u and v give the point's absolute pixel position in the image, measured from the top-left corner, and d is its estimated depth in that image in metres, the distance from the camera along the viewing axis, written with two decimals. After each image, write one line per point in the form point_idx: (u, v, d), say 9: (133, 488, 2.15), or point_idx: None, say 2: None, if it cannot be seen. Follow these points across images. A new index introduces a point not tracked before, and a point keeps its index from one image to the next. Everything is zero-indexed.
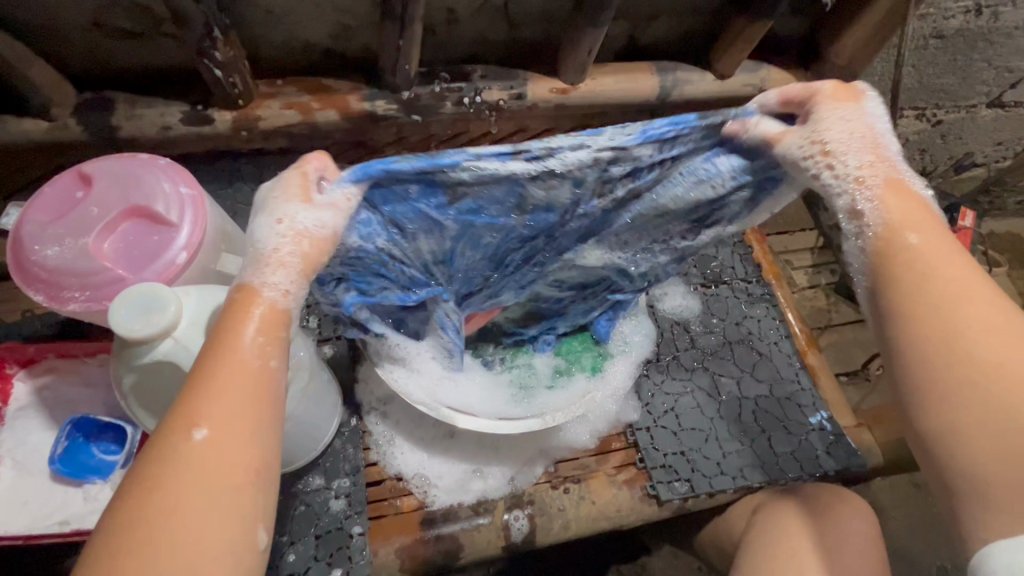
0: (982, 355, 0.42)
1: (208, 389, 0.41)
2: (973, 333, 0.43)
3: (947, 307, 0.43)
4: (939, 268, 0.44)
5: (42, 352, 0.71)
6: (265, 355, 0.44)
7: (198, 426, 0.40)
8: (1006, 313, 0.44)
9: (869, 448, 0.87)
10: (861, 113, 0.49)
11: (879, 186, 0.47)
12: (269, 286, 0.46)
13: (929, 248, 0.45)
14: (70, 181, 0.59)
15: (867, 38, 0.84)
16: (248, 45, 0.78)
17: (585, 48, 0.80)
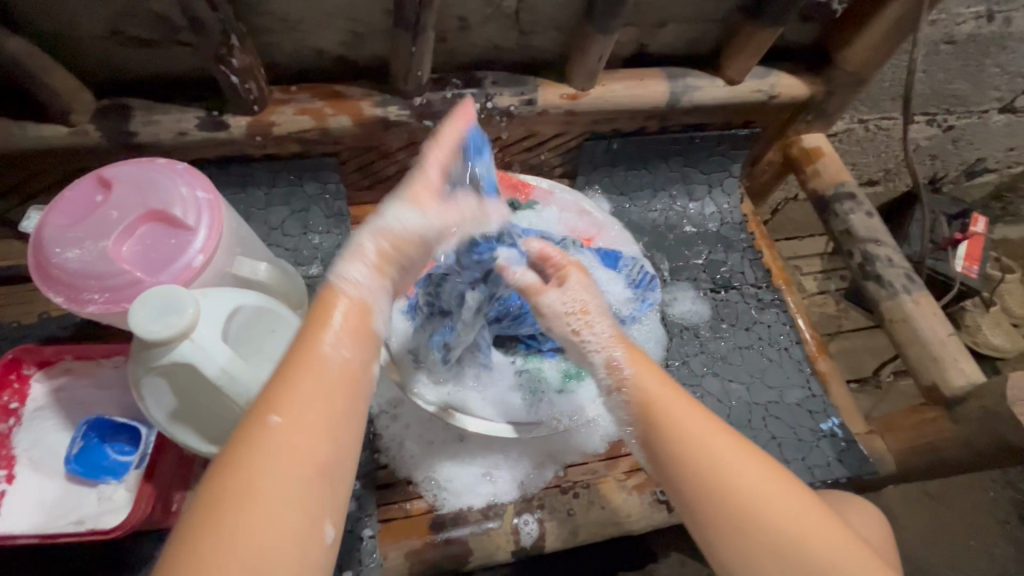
0: (742, 492, 0.49)
1: (298, 386, 0.43)
2: (728, 469, 0.50)
3: (719, 464, 0.50)
4: (690, 428, 0.53)
5: (60, 353, 0.72)
6: (340, 346, 0.46)
7: (277, 411, 0.42)
8: (768, 479, 0.50)
9: (880, 456, 0.86)
10: (581, 288, 0.65)
11: (619, 347, 0.61)
12: (346, 282, 0.51)
13: (671, 403, 0.54)
14: (90, 185, 0.61)
15: (878, 44, 0.84)
16: (263, 53, 0.80)
17: (595, 54, 0.80)
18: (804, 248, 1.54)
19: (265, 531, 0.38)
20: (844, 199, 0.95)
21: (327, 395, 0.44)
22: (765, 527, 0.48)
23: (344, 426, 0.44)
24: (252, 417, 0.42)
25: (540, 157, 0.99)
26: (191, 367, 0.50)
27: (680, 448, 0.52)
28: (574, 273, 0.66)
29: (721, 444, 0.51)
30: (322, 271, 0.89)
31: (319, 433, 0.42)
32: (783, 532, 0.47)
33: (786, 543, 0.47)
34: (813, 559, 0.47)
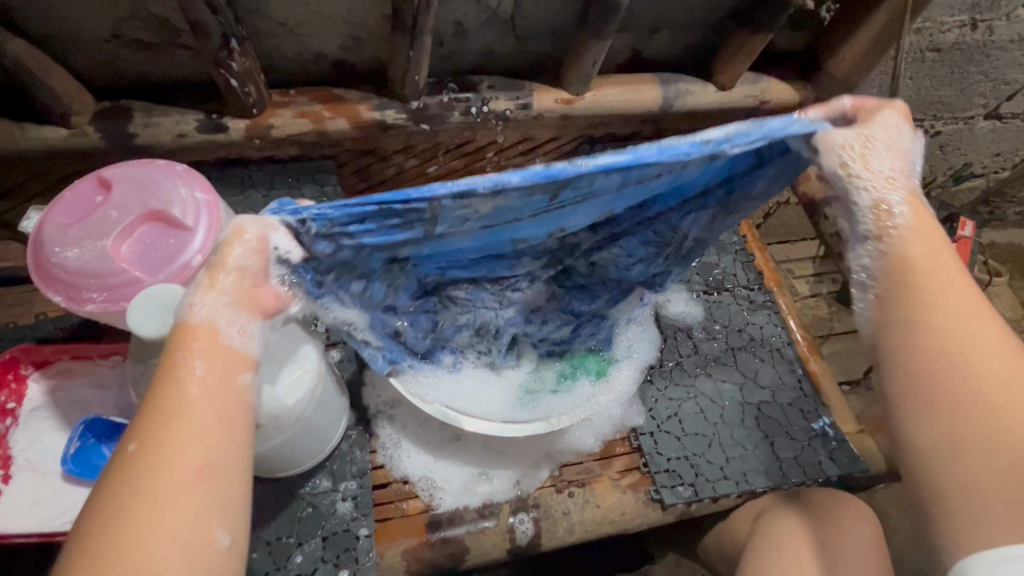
0: (985, 378, 0.46)
1: (152, 408, 0.43)
2: (941, 320, 0.47)
3: (952, 331, 0.47)
4: (953, 288, 0.48)
5: (57, 354, 0.74)
6: (200, 364, 0.44)
7: (135, 440, 0.42)
8: (1011, 356, 0.47)
9: (871, 455, 0.88)
10: (904, 135, 0.52)
11: (903, 192, 0.51)
12: (195, 307, 0.45)
13: (938, 268, 0.49)
14: (90, 186, 0.61)
15: (866, 51, 0.86)
16: (262, 56, 0.81)
17: (590, 60, 0.82)
18: (796, 251, 1.56)
19: (150, 548, 0.38)
20: None
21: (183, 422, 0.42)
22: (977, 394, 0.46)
23: (201, 441, 0.42)
24: (120, 448, 0.42)
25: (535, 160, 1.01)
26: None
27: (930, 313, 0.48)
28: (900, 117, 0.52)
29: (965, 317, 0.47)
30: None
31: (174, 450, 0.41)
32: (995, 402, 0.45)
33: (990, 415, 0.45)
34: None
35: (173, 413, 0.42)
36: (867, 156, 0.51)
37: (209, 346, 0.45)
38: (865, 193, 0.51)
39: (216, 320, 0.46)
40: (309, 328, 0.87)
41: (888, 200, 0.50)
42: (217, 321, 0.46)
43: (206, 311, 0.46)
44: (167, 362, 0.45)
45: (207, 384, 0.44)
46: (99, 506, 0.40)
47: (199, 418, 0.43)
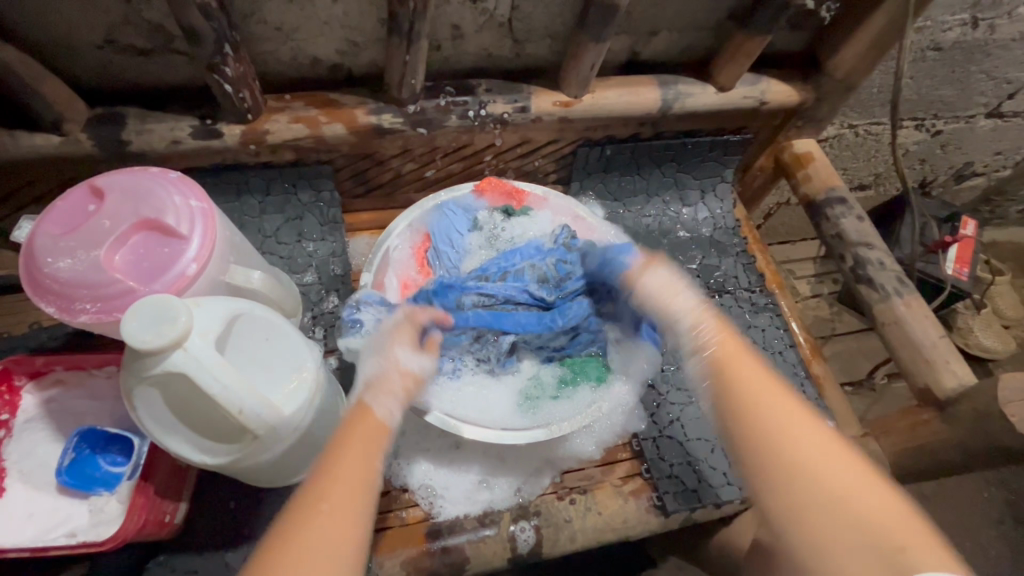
0: (830, 473, 0.46)
1: (331, 468, 0.50)
2: (772, 411, 0.51)
3: (775, 438, 0.49)
4: (759, 398, 0.52)
5: (50, 364, 0.71)
6: (370, 438, 0.54)
7: (330, 499, 0.47)
8: (855, 463, 0.47)
9: (877, 459, 0.86)
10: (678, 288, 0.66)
11: (714, 346, 0.58)
12: (382, 407, 0.58)
13: (752, 383, 0.54)
14: (82, 196, 0.60)
15: (866, 51, 0.86)
16: (257, 61, 0.80)
17: (588, 62, 0.81)
18: (797, 252, 1.55)
19: None
20: (836, 204, 0.96)
21: (350, 472, 0.50)
22: (818, 479, 0.46)
23: (360, 507, 0.48)
24: (307, 496, 0.48)
25: (534, 163, 1.00)
26: (184, 378, 0.50)
27: (756, 420, 0.51)
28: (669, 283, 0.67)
29: (793, 419, 0.50)
30: (317, 278, 0.90)
31: (347, 511, 0.47)
32: (856, 509, 0.44)
33: (838, 513, 0.44)
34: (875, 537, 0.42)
35: (343, 482, 0.49)
36: (671, 313, 0.64)
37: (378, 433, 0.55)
38: (688, 335, 0.61)
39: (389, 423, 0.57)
40: (306, 335, 0.86)
41: (709, 344, 0.59)
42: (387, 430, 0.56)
43: (385, 413, 0.57)
44: (347, 434, 0.54)
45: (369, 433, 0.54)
46: (276, 546, 0.45)
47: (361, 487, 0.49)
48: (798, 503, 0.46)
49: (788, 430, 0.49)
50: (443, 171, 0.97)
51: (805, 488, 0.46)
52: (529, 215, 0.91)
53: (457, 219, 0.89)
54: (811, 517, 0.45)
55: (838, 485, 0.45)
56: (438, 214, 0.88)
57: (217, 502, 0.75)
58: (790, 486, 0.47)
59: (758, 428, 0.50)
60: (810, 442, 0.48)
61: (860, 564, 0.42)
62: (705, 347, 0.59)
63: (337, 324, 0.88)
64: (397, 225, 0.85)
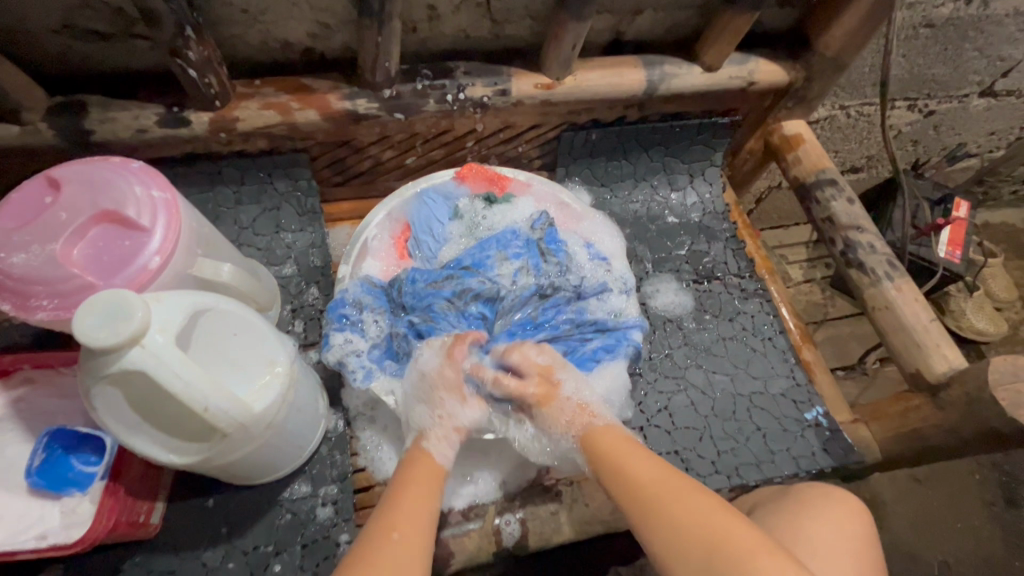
0: (676, 514, 0.54)
1: (401, 504, 0.57)
2: (637, 471, 0.60)
3: (645, 498, 0.57)
4: (628, 466, 0.61)
5: (17, 363, 0.69)
6: (438, 493, 0.61)
7: (399, 529, 0.54)
8: (695, 492, 0.56)
9: (868, 445, 0.85)
10: (564, 394, 0.70)
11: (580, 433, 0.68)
12: (442, 454, 0.66)
13: (620, 455, 0.63)
14: (39, 187, 0.58)
15: (857, 28, 0.83)
16: (224, 45, 0.77)
17: (569, 43, 0.78)
18: (789, 236, 1.53)
19: None
20: (825, 186, 0.94)
21: (412, 515, 0.56)
22: (671, 522, 0.54)
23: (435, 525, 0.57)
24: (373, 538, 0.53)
25: (517, 149, 0.97)
26: (143, 376, 0.48)
27: (626, 482, 0.60)
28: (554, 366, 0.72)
29: (644, 464, 0.61)
30: (296, 270, 0.87)
31: (421, 544, 0.54)
32: (703, 533, 0.52)
33: (700, 544, 0.51)
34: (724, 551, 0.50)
35: (416, 501, 0.58)
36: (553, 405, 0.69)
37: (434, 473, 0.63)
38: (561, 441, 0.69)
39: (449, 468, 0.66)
40: (285, 329, 0.84)
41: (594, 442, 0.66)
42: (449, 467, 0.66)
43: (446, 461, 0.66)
44: (414, 478, 0.61)
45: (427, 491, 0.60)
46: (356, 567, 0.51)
47: (424, 510, 0.57)
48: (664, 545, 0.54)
49: (640, 490, 0.58)
50: (424, 158, 0.94)
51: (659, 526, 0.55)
52: (512, 203, 0.88)
53: (438, 208, 0.86)
54: (666, 540, 0.54)
55: (676, 521, 0.54)
56: (418, 203, 0.86)
57: (195, 501, 0.73)
58: (642, 523, 0.56)
59: (622, 485, 0.60)
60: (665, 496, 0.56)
61: (692, 559, 0.51)
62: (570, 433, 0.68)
63: (317, 316, 0.86)
64: (374, 216, 0.83)
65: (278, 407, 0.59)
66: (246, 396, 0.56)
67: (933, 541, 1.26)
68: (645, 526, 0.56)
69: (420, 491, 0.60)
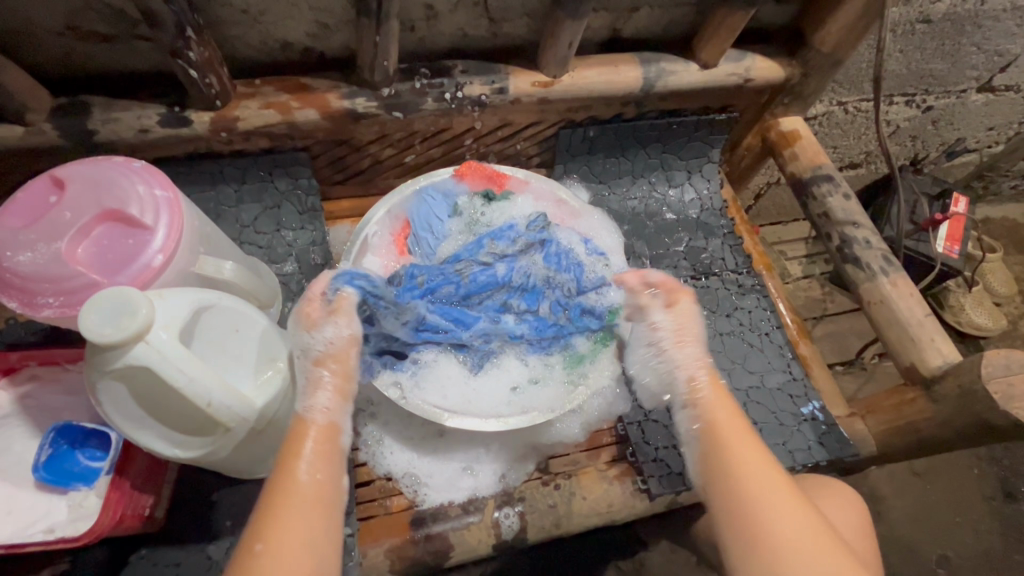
0: (777, 527, 0.54)
1: (274, 511, 0.52)
2: (757, 472, 0.57)
3: (751, 500, 0.56)
4: (739, 465, 0.58)
5: (23, 360, 0.70)
6: (312, 471, 0.55)
7: (262, 539, 0.51)
8: (805, 512, 0.55)
9: (862, 438, 0.86)
10: (689, 314, 0.69)
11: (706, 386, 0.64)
12: (316, 411, 0.59)
13: (737, 449, 0.59)
14: (44, 187, 0.59)
15: (853, 24, 0.83)
16: (224, 46, 0.77)
17: (565, 41, 0.79)
18: (788, 232, 1.54)
19: None
20: (822, 181, 0.94)
21: (299, 514, 0.52)
22: (783, 537, 0.53)
23: (326, 517, 0.53)
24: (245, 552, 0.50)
25: (515, 147, 0.98)
26: (148, 371, 0.49)
27: (738, 479, 0.57)
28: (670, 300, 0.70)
29: (761, 468, 0.58)
30: (296, 268, 0.88)
31: (304, 547, 0.51)
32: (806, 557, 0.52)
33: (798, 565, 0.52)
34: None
35: (297, 500, 0.53)
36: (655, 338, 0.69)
37: (318, 447, 0.57)
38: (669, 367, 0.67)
39: (335, 422, 0.59)
40: (286, 326, 0.85)
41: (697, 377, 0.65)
42: (332, 427, 0.59)
43: (324, 415, 0.59)
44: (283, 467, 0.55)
45: (317, 477, 0.55)
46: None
47: (305, 505, 0.53)
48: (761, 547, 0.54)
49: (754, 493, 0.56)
50: (423, 156, 0.95)
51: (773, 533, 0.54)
52: (511, 200, 0.89)
53: (437, 205, 0.87)
54: (762, 543, 0.54)
55: (784, 539, 0.53)
56: (417, 200, 0.87)
57: (199, 494, 0.75)
58: (739, 521, 0.56)
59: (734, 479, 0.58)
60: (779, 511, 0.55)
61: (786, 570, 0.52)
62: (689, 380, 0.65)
63: None
64: (375, 212, 0.84)
65: (279, 401, 0.60)
66: (248, 391, 0.57)
67: (931, 535, 1.27)
68: (743, 525, 0.55)
69: (298, 482, 0.54)
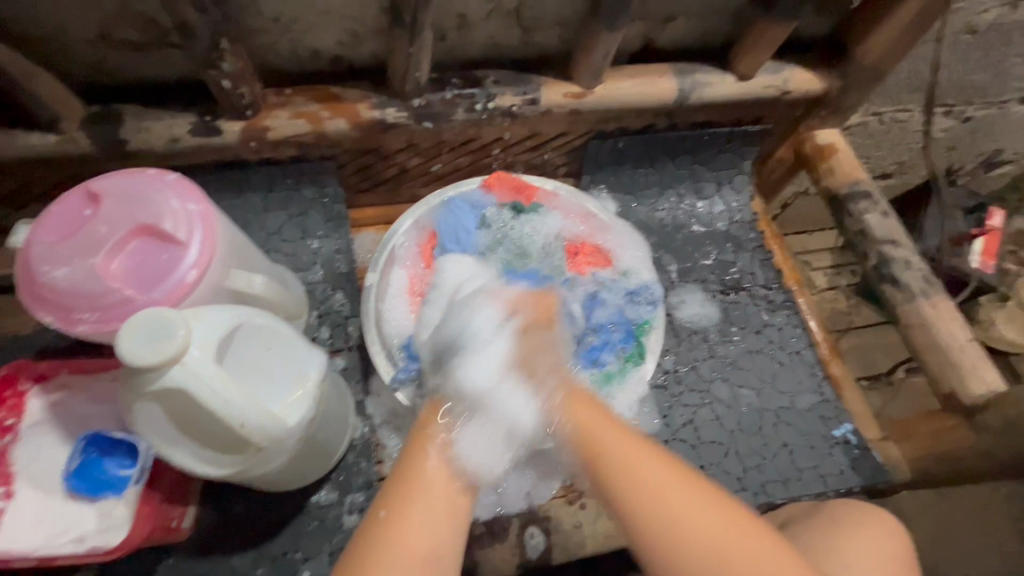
0: (656, 499, 0.54)
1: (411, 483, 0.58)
2: (653, 494, 0.54)
3: (616, 463, 0.57)
4: (601, 436, 0.60)
5: (55, 368, 0.70)
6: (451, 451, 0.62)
7: (384, 508, 0.56)
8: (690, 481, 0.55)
9: (896, 464, 0.85)
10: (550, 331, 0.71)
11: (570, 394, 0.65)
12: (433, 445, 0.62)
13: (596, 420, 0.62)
14: (79, 200, 0.58)
15: (899, 37, 0.81)
16: (255, 54, 0.77)
17: (601, 53, 0.77)
18: (814, 242, 1.51)
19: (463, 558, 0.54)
20: (859, 198, 0.91)
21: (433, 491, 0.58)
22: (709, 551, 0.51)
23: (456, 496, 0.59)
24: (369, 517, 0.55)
25: (544, 156, 0.97)
26: (183, 394, 0.49)
27: (611, 472, 0.57)
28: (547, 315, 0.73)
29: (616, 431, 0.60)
30: (323, 276, 0.88)
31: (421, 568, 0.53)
32: (659, 512, 0.54)
33: (648, 521, 0.54)
34: (644, 512, 0.54)
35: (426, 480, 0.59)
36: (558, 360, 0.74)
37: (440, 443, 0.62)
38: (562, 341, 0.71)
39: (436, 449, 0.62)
40: (312, 335, 0.84)
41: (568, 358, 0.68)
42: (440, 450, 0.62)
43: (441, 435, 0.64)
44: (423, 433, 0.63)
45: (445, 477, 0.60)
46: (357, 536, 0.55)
47: (441, 501, 0.58)
48: (660, 538, 0.53)
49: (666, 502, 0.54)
50: (449, 165, 0.94)
51: (627, 495, 0.55)
52: (540, 213, 0.88)
53: (465, 216, 0.85)
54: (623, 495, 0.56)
55: (658, 501, 0.54)
56: (444, 211, 0.86)
57: (225, 506, 0.74)
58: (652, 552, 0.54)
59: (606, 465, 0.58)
60: (649, 475, 0.55)
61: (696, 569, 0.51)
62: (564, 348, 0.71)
63: (343, 323, 0.86)
64: (401, 224, 0.84)
65: (310, 418, 0.59)
66: (280, 410, 0.57)
67: (952, 554, 1.24)
68: (639, 522, 0.54)
69: (429, 472, 0.59)
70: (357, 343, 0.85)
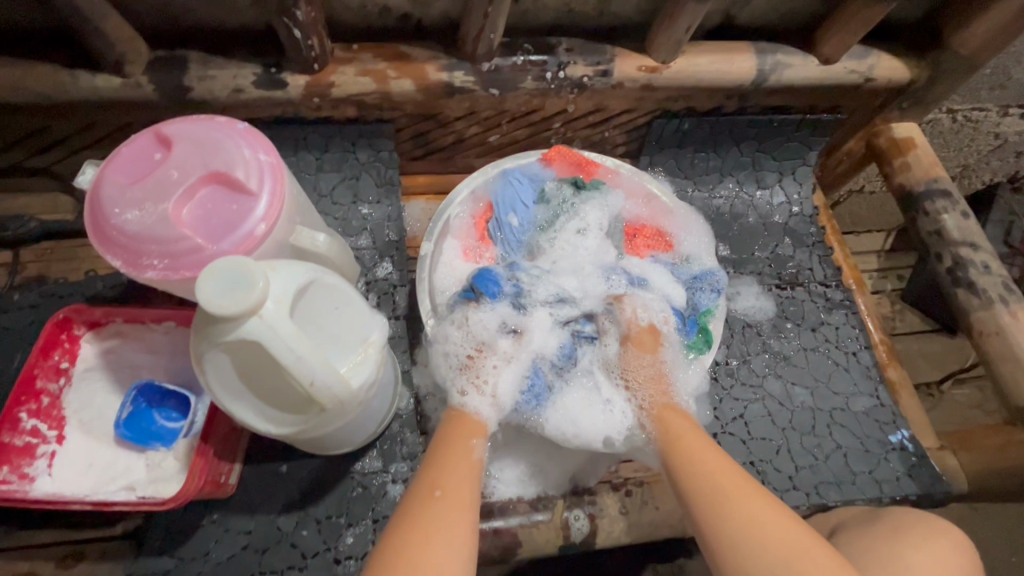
0: (749, 510, 0.51)
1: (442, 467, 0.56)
2: (739, 508, 0.52)
3: (709, 477, 0.55)
4: (694, 452, 0.59)
5: (109, 316, 0.68)
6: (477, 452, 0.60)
7: (443, 487, 0.53)
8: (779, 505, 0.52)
9: (954, 474, 0.81)
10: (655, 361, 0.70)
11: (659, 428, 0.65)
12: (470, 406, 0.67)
13: (688, 441, 0.61)
14: (148, 142, 0.57)
15: (1002, 26, 0.76)
16: (324, 7, 0.74)
17: (683, 25, 0.73)
18: (860, 244, 1.45)
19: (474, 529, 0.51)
20: (936, 197, 0.87)
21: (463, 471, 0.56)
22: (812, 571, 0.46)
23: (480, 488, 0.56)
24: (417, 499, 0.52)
25: (603, 134, 0.94)
26: (259, 346, 0.47)
27: (697, 487, 0.55)
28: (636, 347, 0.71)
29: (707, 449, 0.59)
30: (371, 243, 0.86)
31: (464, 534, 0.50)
32: (746, 520, 0.51)
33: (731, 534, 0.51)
34: (727, 526, 0.51)
35: (462, 462, 0.57)
36: (482, 347, 0.70)
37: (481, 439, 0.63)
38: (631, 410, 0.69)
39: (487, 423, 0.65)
40: None
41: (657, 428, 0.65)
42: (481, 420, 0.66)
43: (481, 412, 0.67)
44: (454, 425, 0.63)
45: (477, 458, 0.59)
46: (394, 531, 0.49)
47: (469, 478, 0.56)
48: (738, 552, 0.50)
49: (761, 521, 0.50)
50: (506, 137, 0.92)
51: (717, 517, 0.52)
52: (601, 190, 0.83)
53: (523, 190, 0.83)
54: (709, 518, 0.53)
55: (745, 516, 0.51)
56: (503, 182, 0.83)
57: (268, 465, 0.74)
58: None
59: (696, 494, 0.55)
60: (740, 490, 0.53)
61: None
62: (645, 405, 0.68)
63: (391, 291, 0.84)
64: (458, 193, 0.81)
65: (370, 383, 0.57)
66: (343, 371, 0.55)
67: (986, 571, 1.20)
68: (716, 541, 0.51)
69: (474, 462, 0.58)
70: (404, 312, 0.84)
